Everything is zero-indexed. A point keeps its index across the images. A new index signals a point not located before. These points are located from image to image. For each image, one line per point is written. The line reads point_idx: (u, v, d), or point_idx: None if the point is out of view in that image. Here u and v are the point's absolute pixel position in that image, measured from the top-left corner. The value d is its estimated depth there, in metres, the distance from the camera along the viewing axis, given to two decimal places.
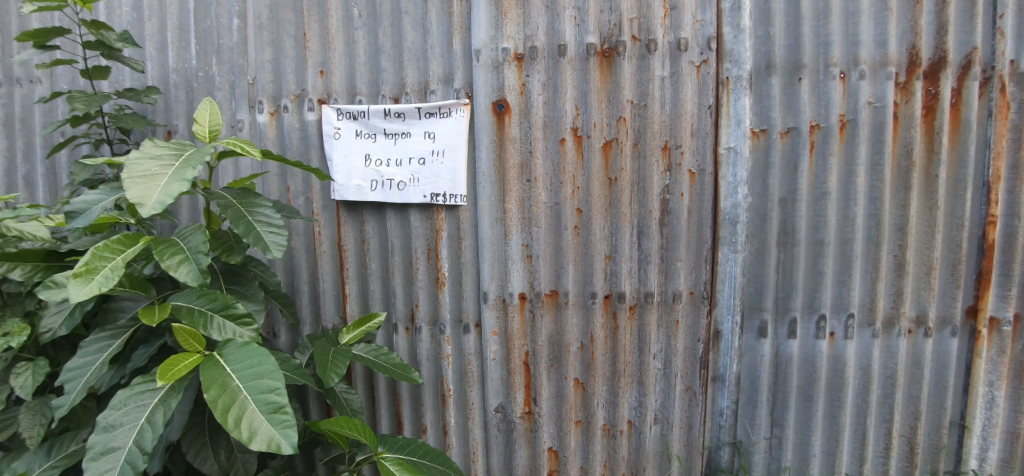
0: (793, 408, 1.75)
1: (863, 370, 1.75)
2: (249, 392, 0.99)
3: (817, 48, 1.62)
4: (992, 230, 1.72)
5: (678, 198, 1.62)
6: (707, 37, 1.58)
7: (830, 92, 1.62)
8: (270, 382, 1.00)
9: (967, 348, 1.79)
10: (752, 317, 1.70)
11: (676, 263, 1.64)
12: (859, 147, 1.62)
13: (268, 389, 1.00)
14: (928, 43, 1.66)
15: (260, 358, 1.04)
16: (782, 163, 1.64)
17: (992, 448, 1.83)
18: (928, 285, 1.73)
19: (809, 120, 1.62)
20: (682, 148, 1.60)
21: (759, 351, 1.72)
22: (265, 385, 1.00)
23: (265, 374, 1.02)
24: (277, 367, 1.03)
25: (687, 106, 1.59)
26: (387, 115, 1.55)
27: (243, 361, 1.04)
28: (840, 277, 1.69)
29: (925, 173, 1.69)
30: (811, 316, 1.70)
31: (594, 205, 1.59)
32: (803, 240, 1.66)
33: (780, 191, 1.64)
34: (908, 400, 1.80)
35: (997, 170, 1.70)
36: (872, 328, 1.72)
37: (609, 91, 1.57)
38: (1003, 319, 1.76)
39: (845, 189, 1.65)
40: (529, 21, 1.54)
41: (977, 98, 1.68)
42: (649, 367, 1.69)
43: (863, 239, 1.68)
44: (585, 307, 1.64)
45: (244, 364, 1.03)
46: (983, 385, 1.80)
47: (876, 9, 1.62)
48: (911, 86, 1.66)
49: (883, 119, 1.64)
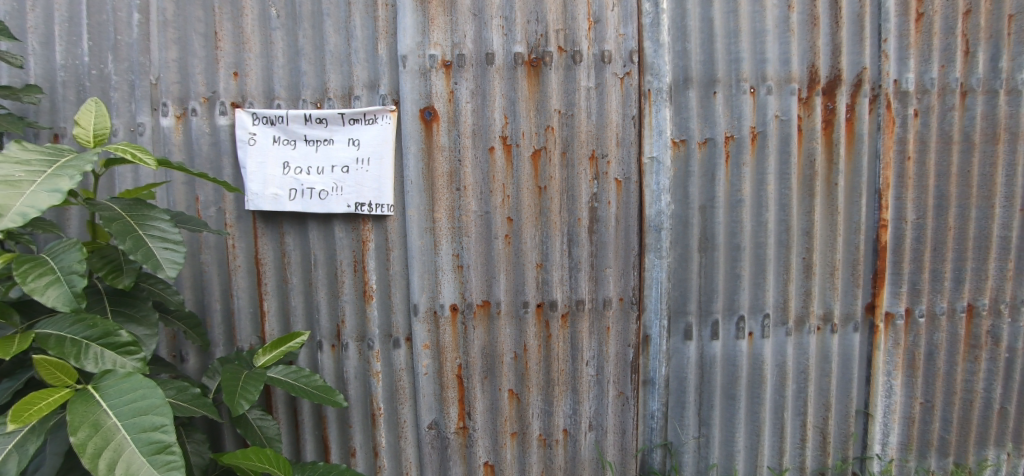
0: (718, 407, 1.84)
1: (779, 366, 1.87)
2: (128, 431, 0.89)
3: (729, 64, 1.72)
4: (884, 232, 1.90)
5: (606, 206, 1.65)
6: (629, 50, 1.64)
7: (741, 106, 1.73)
8: (155, 419, 0.91)
9: (868, 342, 1.96)
10: (678, 320, 1.77)
11: (606, 270, 1.68)
12: (768, 157, 1.74)
13: (152, 427, 0.90)
14: (825, 63, 1.82)
15: (144, 391, 0.93)
16: (701, 172, 1.73)
17: (892, 433, 2.02)
18: (832, 285, 1.88)
19: (724, 131, 1.72)
20: (608, 157, 1.64)
21: (686, 353, 1.78)
22: (148, 423, 0.90)
23: (149, 410, 0.92)
24: (164, 402, 0.93)
25: (613, 116, 1.64)
26: (307, 120, 1.47)
27: (122, 395, 0.93)
28: (756, 280, 1.80)
29: (826, 182, 1.84)
30: (731, 317, 1.79)
31: (524, 214, 1.59)
32: (721, 246, 1.75)
33: (700, 199, 1.73)
34: (819, 393, 1.93)
35: (885, 179, 1.89)
36: (785, 327, 1.84)
37: (537, 100, 1.58)
38: (896, 313, 1.96)
39: (758, 196, 1.76)
40: (456, 29, 1.53)
41: (867, 114, 1.86)
42: (583, 374, 1.71)
43: (775, 243, 1.80)
44: (518, 317, 1.63)
45: (123, 399, 0.92)
46: (882, 375, 1.98)
47: (780, 30, 1.76)
48: (812, 101, 1.80)
49: (788, 131, 1.78)
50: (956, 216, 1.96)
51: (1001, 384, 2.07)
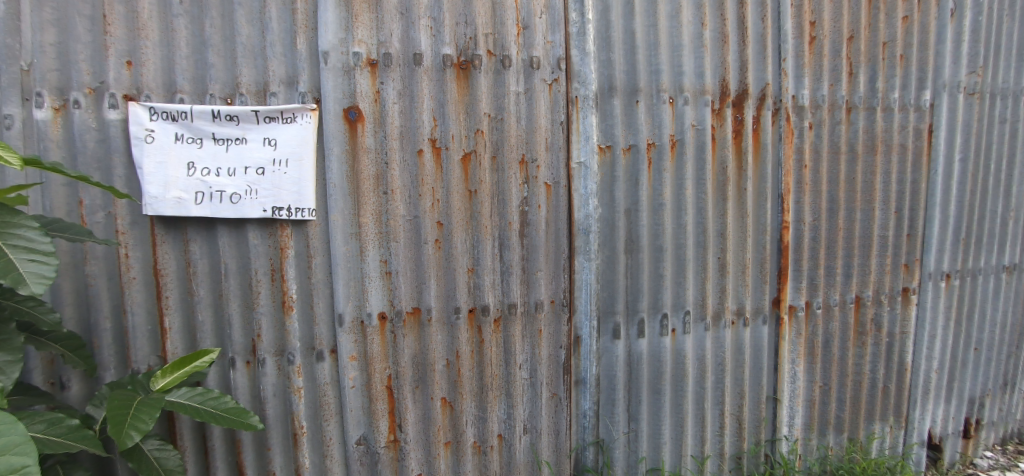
0: (645, 402, 1.92)
1: (699, 360, 1.98)
2: None
3: (650, 75, 1.81)
4: (785, 233, 2.08)
5: (536, 210, 1.66)
6: (557, 57, 1.67)
7: (661, 115, 1.82)
8: (14, 459, 0.75)
9: (775, 333, 2.14)
10: (607, 320, 1.82)
11: (537, 273, 1.69)
12: (686, 163, 1.86)
13: (12, 468, 0.74)
14: (735, 77, 1.97)
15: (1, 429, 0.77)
16: (626, 177, 1.79)
17: (797, 415, 2.25)
18: (744, 282, 2.02)
19: (646, 139, 1.81)
20: (538, 161, 1.65)
21: (615, 352, 1.83)
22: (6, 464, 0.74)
23: (7, 450, 0.75)
24: (29, 439, 0.77)
25: (542, 121, 1.65)
26: (215, 117, 1.35)
27: None
28: (677, 279, 1.90)
29: (737, 186, 1.98)
30: (655, 315, 1.88)
31: (455, 218, 1.56)
32: (645, 247, 1.83)
33: (625, 202, 1.80)
34: (735, 383, 2.08)
35: (787, 185, 2.07)
36: (704, 322, 1.96)
37: (466, 103, 1.56)
38: (798, 306, 2.18)
39: (677, 201, 1.87)
40: (382, 27, 1.47)
41: (770, 125, 2.03)
42: (516, 378, 1.71)
43: (693, 244, 1.91)
44: (449, 324, 1.60)
45: None
46: (788, 363, 2.19)
47: (695, 45, 1.88)
48: (723, 113, 1.94)
49: (703, 140, 1.90)
50: (845, 218, 2.28)
51: (882, 364, 2.53)
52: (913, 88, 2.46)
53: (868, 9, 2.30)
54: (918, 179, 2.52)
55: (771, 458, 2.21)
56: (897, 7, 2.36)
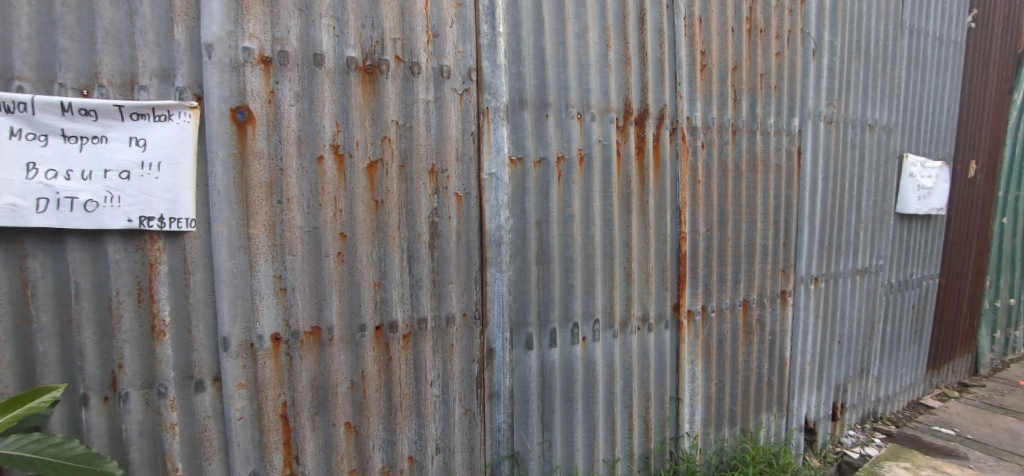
0: (558, 410, 1.95)
1: (608, 365, 2.07)
2: None
3: (560, 90, 1.86)
4: (682, 243, 2.27)
5: (446, 221, 1.62)
6: (468, 68, 1.65)
7: (570, 129, 1.88)
8: None
9: (676, 337, 2.31)
10: (520, 332, 1.81)
11: (448, 286, 1.64)
12: (593, 177, 1.93)
13: None
14: (637, 97, 2.10)
15: None
16: (536, 188, 1.82)
17: (696, 412, 2.45)
18: (647, 289, 2.16)
19: (556, 152, 1.85)
20: (448, 171, 1.62)
21: (527, 363, 1.84)
22: None
23: None
24: None
25: (452, 131, 1.62)
26: (66, 110, 1.13)
27: None
28: (586, 289, 1.96)
29: (640, 199, 2.11)
30: (566, 325, 1.92)
31: (359, 230, 1.47)
32: (555, 258, 1.87)
33: (536, 214, 1.82)
34: (642, 385, 2.21)
35: (683, 198, 2.25)
36: (612, 329, 2.05)
37: (372, 109, 1.49)
38: (695, 310, 2.37)
39: (585, 212, 1.93)
40: (277, 22, 1.35)
41: (668, 143, 2.20)
42: (427, 395, 1.64)
43: (601, 255, 1.99)
44: (354, 342, 1.49)
45: None
46: (688, 364, 2.37)
47: (601, 65, 1.97)
48: (627, 130, 2.05)
49: (609, 155, 1.99)
50: (731, 229, 2.52)
51: (766, 360, 2.81)
52: (785, 114, 2.77)
53: (748, 44, 2.56)
54: (790, 195, 2.83)
55: (674, 455, 2.38)
56: (771, 43, 2.66)
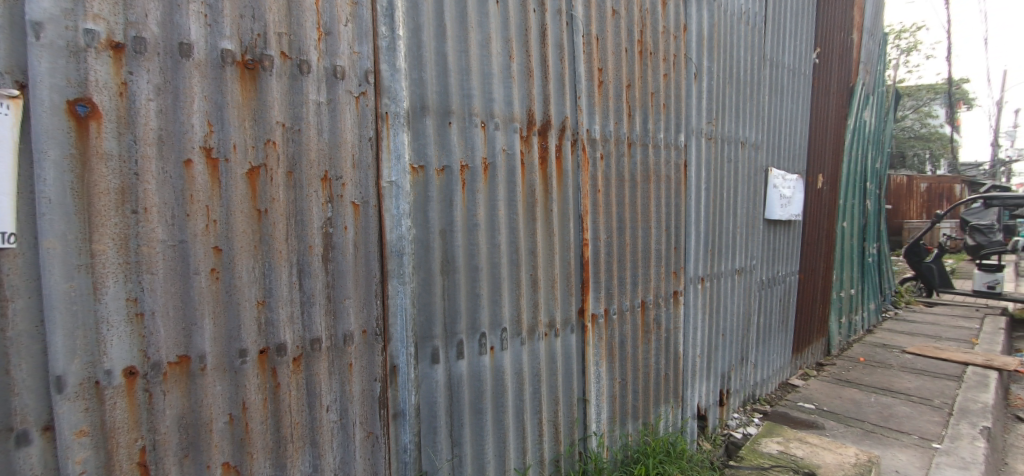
0: (468, 423, 1.90)
1: (517, 373, 2.06)
2: None
3: (463, 98, 1.82)
4: (584, 249, 2.35)
5: (342, 232, 1.50)
6: (365, 70, 1.55)
7: (473, 137, 1.85)
8: None
9: (581, 340, 2.39)
10: (425, 346, 1.73)
11: (344, 301, 1.52)
12: (497, 185, 1.92)
13: None
14: (539, 109, 2.13)
15: None
16: (440, 197, 1.76)
17: (602, 410, 2.56)
18: (553, 296, 2.19)
19: (459, 160, 1.81)
20: (343, 179, 1.50)
21: (434, 377, 1.76)
22: None
23: None
24: None
25: (347, 135, 1.51)
26: None
27: None
28: (494, 298, 1.93)
29: (545, 207, 2.15)
30: (474, 335, 1.87)
31: (238, 243, 1.31)
32: (461, 268, 1.82)
33: (440, 223, 1.76)
34: (551, 390, 2.24)
35: (584, 206, 2.34)
36: (520, 337, 2.05)
37: (253, 109, 1.33)
38: (598, 314, 2.48)
39: (490, 221, 1.91)
40: (132, 3, 1.16)
41: (570, 154, 2.27)
42: (323, 422, 1.50)
43: (507, 263, 1.98)
44: (233, 371, 1.31)
45: None
46: (593, 365, 2.47)
47: (504, 75, 1.97)
48: (530, 140, 2.07)
49: (513, 164, 2.00)
50: (629, 235, 2.66)
51: (663, 356, 3.01)
52: (673, 130, 2.99)
53: (640, 64, 2.74)
54: (679, 203, 3.06)
55: (584, 455, 2.44)
56: (660, 65, 2.87)
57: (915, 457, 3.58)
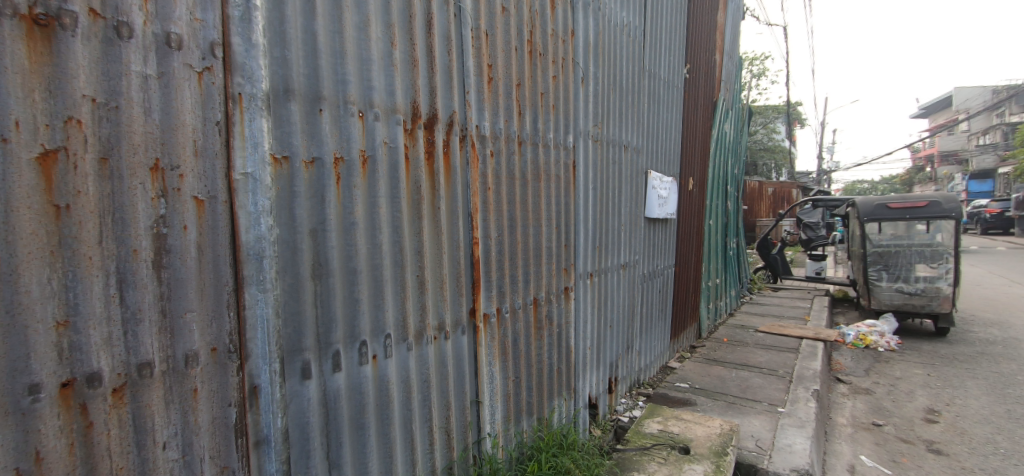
0: (347, 442, 1.72)
1: (404, 382, 1.92)
2: None
3: (336, 84, 1.64)
4: (475, 248, 2.28)
5: (180, 233, 1.25)
6: (210, 42, 1.31)
7: (349, 128, 1.66)
8: None
9: (473, 341, 2.32)
10: (293, 360, 1.52)
11: (184, 316, 1.27)
12: (378, 181, 1.76)
13: None
14: (425, 101, 2.00)
15: None
16: (309, 193, 1.56)
17: (496, 411, 2.51)
18: (442, 297, 2.08)
19: (332, 152, 1.61)
20: (180, 169, 1.25)
21: (306, 395, 1.56)
22: None
23: None
24: None
25: (185, 117, 1.26)
26: None
27: None
28: (376, 302, 1.77)
29: (432, 205, 2.03)
30: (352, 345, 1.70)
31: (24, 247, 1.02)
32: (336, 271, 1.63)
33: (309, 222, 1.56)
34: (442, 395, 2.14)
35: (474, 204, 2.26)
36: (406, 343, 1.91)
37: (48, 78, 1.05)
38: (490, 313, 2.42)
39: (371, 220, 1.74)
40: None
41: (458, 150, 2.17)
42: (159, 461, 1.24)
43: (391, 264, 1.84)
44: (19, 414, 1.03)
45: None
46: (486, 365, 2.41)
47: (385, 63, 1.82)
48: (415, 133, 1.94)
49: (396, 158, 1.85)
50: (521, 233, 2.65)
51: (555, 351, 3.06)
52: (562, 131, 3.04)
53: (529, 64, 2.73)
54: (568, 202, 3.13)
55: (478, 458, 2.38)
56: (549, 67, 2.89)
57: (766, 421, 4.05)
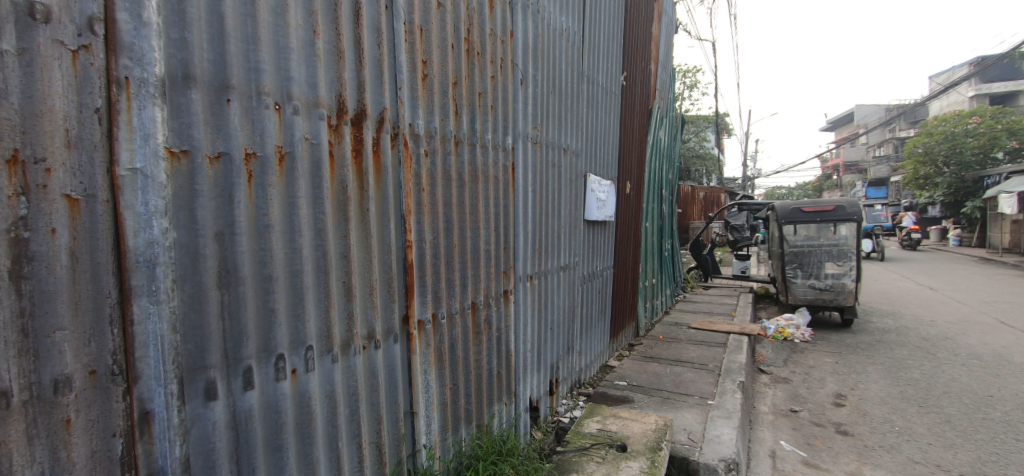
0: (261, 467, 1.56)
1: (328, 397, 1.78)
2: None
3: (247, 73, 1.48)
4: (408, 252, 2.17)
5: (47, 237, 1.07)
6: (89, 16, 1.13)
7: (263, 121, 1.51)
8: None
9: (407, 349, 2.21)
10: (195, 380, 1.35)
11: (53, 335, 1.09)
12: (298, 180, 1.62)
13: None
14: (352, 96, 1.87)
15: None
16: (214, 192, 1.39)
17: (432, 421, 2.41)
18: (371, 304, 1.96)
19: (242, 147, 1.45)
20: (47, 163, 1.07)
21: (211, 418, 1.39)
22: None
23: None
24: None
25: (53, 102, 1.08)
26: None
27: None
28: (295, 312, 1.62)
29: (360, 207, 1.90)
30: (267, 359, 1.54)
31: None
32: (247, 279, 1.48)
33: (213, 225, 1.39)
34: (372, 408, 2.01)
35: (407, 206, 2.15)
36: (331, 354, 1.77)
37: None
38: (425, 320, 2.32)
39: (288, 222, 1.60)
40: None
41: (390, 149, 2.06)
42: None
43: (313, 270, 1.69)
44: None
45: None
46: (421, 373, 2.31)
47: (306, 53, 1.67)
48: (341, 129, 1.81)
49: (319, 156, 1.71)
50: (458, 236, 2.57)
51: (495, 355, 2.99)
52: (500, 132, 2.98)
53: (467, 63, 2.65)
54: (507, 205, 3.08)
55: (412, 472, 2.28)
56: (487, 67, 2.83)
57: (697, 414, 4.20)
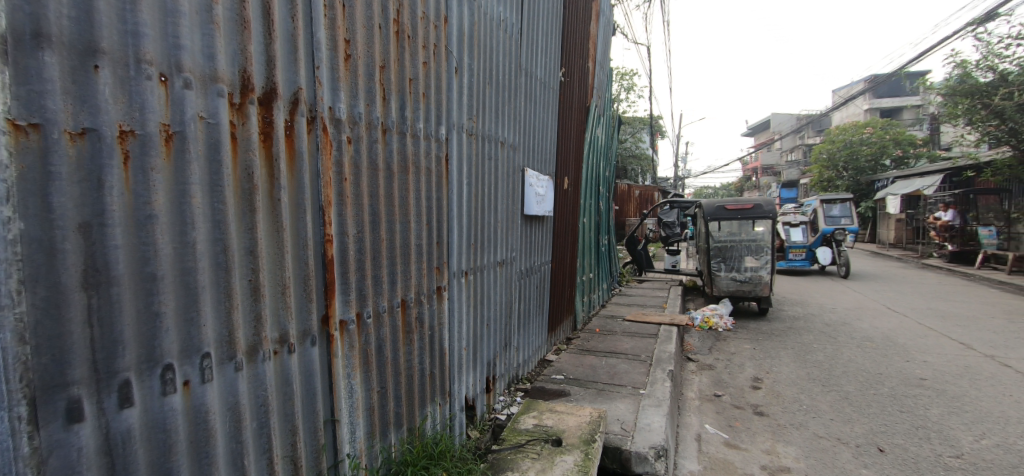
0: None
1: (231, 410, 1.59)
2: None
3: (123, 35, 1.26)
4: (328, 246, 1.99)
5: None
6: None
7: (144, 94, 1.30)
8: None
9: (327, 352, 2.04)
10: (53, 399, 1.14)
11: None
12: (190, 164, 1.41)
13: None
14: (260, 72, 1.67)
15: None
16: (79, 175, 1.17)
17: (357, 428, 2.25)
18: (284, 304, 1.77)
19: (115, 122, 1.24)
20: None
21: (77, 443, 1.18)
22: None
23: None
24: None
25: None
26: None
27: None
28: (187, 316, 1.42)
29: (269, 197, 1.71)
30: (151, 371, 1.33)
31: None
32: (123, 279, 1.26)
33: (77, 214, 1.17)
34: (285, 420, 1.82)
35: (326, 196, 1.98)
36: (234, 362, 1.58)
37: None
38: (348, 320, 2.15)
39: (178, 212, 1.39)
40: None
41: (306, 133, 1.87)
42: None
43: (210, 268, 1.49)
44: None
45: None
46: (343, 378, 2.14)
47: (201, 18, 1.46)
48: (245, 109, 1.61)
49: (217, 137, 1.51)
50: (386, 230, 2.42)
51: (427, 355, 2.86)
52: (432, 122, 2.84)
53: (396, 46, 2.49)
54: (440, 197, 2.95)
55: None
56: (418, 52, 2.68)
57: (630, 404, 4.28)
